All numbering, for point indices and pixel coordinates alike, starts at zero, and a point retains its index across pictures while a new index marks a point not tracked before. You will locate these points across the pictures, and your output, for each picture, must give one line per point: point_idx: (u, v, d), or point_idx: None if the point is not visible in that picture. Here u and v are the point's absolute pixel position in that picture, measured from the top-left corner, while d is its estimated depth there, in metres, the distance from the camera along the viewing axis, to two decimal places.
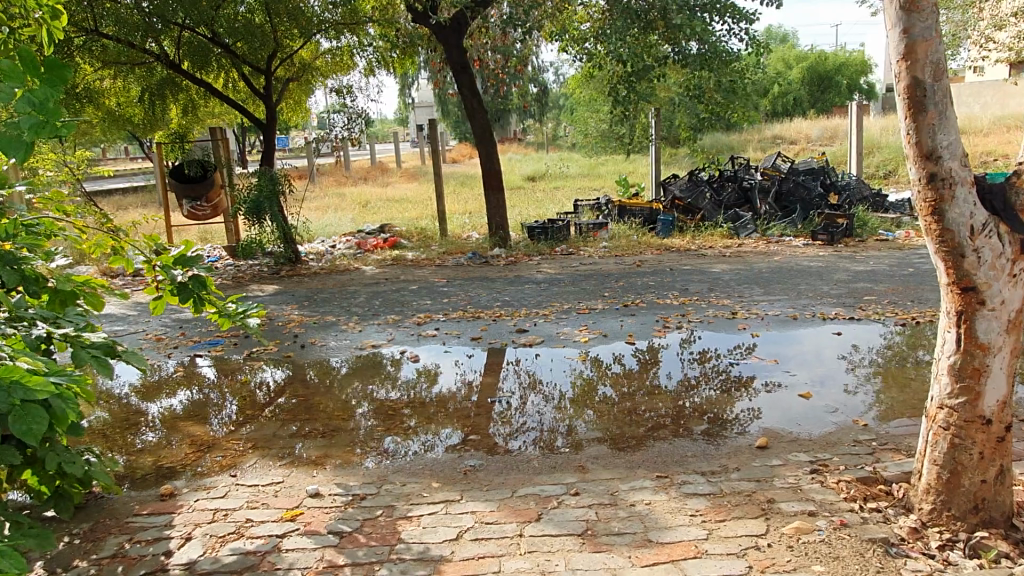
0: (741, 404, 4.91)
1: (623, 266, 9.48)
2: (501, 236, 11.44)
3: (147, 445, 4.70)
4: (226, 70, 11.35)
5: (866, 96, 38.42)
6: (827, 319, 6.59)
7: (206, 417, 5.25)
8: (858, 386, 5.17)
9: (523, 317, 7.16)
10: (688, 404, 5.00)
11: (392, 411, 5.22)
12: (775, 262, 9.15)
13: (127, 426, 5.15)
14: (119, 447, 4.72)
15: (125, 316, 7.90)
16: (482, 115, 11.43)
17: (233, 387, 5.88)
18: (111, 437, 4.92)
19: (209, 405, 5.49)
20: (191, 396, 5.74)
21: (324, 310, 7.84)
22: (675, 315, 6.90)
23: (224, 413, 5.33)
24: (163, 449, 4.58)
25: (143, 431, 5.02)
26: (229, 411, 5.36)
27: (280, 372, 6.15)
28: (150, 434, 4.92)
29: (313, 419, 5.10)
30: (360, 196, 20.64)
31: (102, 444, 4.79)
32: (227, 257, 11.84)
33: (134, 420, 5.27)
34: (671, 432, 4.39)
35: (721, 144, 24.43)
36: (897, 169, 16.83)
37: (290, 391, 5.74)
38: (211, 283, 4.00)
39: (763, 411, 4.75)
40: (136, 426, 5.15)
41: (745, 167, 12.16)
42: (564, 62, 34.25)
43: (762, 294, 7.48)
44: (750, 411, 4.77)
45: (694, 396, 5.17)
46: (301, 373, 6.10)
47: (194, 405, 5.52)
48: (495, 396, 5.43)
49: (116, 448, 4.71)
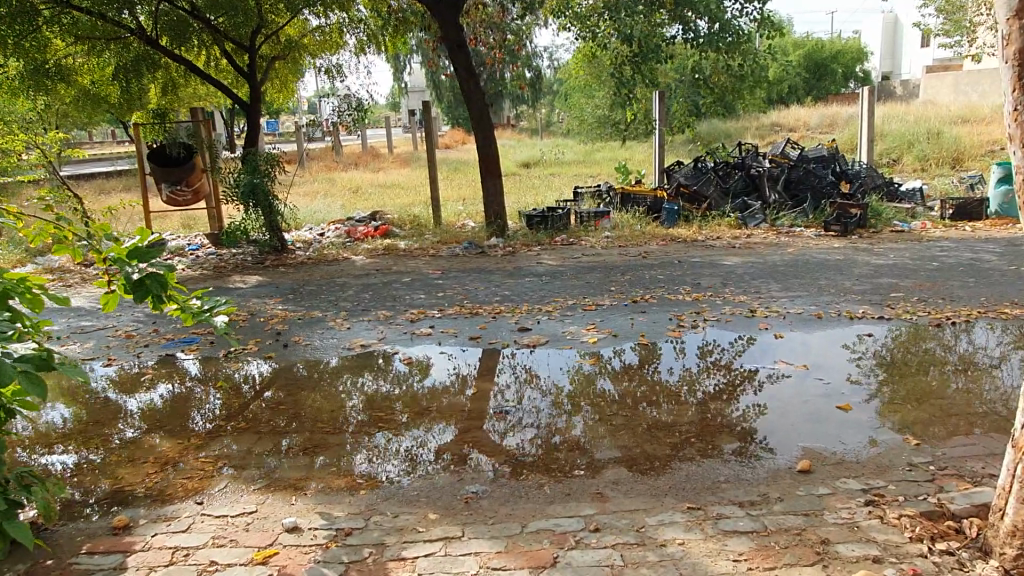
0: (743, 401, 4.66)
1: (628, 257, 9.00)
2: (499, 225, 10.87)
3: (110, 457, 4.20)
4: (208, 47, 10.80)
5: (861, 84, 38.13)
6: (855, 319, 6.07)
7: (185, 419, 4.79)
8: (863, 376, 4.97)
9: (524, 313, 6.64)
10: (726, 412, 4.48)
11: (385, 418, 4.70)
12: (788, 254, 8.66)
13: (98, 429, 4.69)
14: (88, 455, 4.27)
15: (95, 311, 7.33)
16: (479, 97, 10.78)
17: (218, 380, 5.48)
18: (79, 442, 4.49)
19: (192, 403, 5.05)
20: (170, 392, 5.31)
21: (309, 304, 7.30)
22: (689, 313, 6.38)
23: (208, 407, 4.97)
24: (128, 463, 4.08)
25: (116, 434, 4.58)
26: (212, 405, 4.99)
27: (267, 365, 5.75)
28: (122, 440, 4.46)
29: (296, 428, 4.55)
30: (350, 182, 20.06)
31: (61, 454, 4.31)
32: (209, 245, 11.23)
33: (107, 421, 4.81)
34: (699, 450, 3.89)
35: (719, 132, 23.95)
36: (902, 157, 16.39)
37: (279, 383, 5.38)
38: (173, 277, 3.49)
39: (772, 408, 4.51)
40: (108, 427, 4.71)
41: (754, 153, 11.57)
42: (558, 46, 33.65)
43: (781, 289, 6.98)
44: (755, 406, 4.56)
45: (735, 405, 4.59)
46: (290, 367, 5.69)
47: (171, 404, 5.04)
48: (496, 402, 4.89)
49: (86, 454, 4.29)
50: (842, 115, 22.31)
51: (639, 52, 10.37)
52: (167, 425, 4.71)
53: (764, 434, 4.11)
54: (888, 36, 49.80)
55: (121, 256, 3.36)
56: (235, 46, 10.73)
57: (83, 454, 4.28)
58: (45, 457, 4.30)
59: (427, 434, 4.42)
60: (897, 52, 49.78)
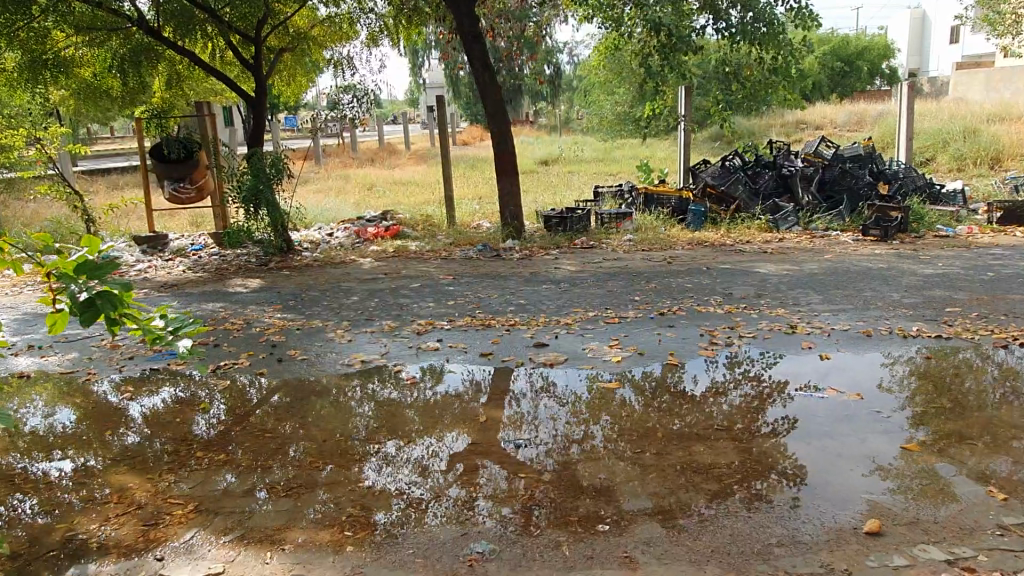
0: (783, 427, 4.16)
1: (652, 262, 8.42)
2: (515, 226, 10.31)
3: (81, 490, 3.76)
4: (212, 39, 10.35)
5: (887, 81, 37.25)
6: (910, 337, 5.46)
7: (189, 424, 4.60)
8: (896, 384, 4.70)
9: (541, 326, 6.09)
10: (753, 427, 4.18)
11: (377, 446, 4.18)
12: (826, 261, 8.04)
13: (92, 439, 4.45)
14: (89, 460, 4.15)
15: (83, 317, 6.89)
16: (494, 89, 10.20)
17: (220, 384, 5.21)
18: (74, 454, 4.25)
19: (194, 411, 4.79)
20: (173, 395, 5.08)
21: (310, 312, 6.79)
22: (723, 328, 5.79)
23: (211, 413, 4.76)
24: (101, 495, 3.69)
25: (117, 444, 4.36)
26: (217, 411, 4.78)
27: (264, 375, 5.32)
28: (126, 445, 4.33)
29: (282, 459, 4.03)
30: (365, 178, 19.66)
31: (30, 484, 3.90)
32: (212, 244, 10.77)
33: (107, 427, 4.61)
34: (743, 502, 3.33)
35: (742, 129, 23.27)
36: (937, 156, 15.63)
37: (283, 387, 5.09)
38: (132, 295, 2.71)
39: (800, 422, 4.21)
40: (109, 433, 4.51)
41: (786, 152, 10.96)
42: (579, 42, 33.05)
43: (822, 301, 6.38)
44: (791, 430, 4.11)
45: (760, 426, 4.21)
46: (289, 378, 5.24)
47: (167, 417, 4.72)
48: (509, 433, 4.31)
49: (89, 458, 4.17)
50: (871, 111, 21.53)
51: (666, 41, 9.89)
52: (173, 432, 4.48)
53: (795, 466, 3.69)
54: (915, 31, 48.65)
55: (66, 272, 2.60)
56: (242, 38, 10.29)
57: (84, 459, 4.16)
58: (43, 463, 4.15)
59: (439, 441, 4.22)
60: (924, 48, 48.58)
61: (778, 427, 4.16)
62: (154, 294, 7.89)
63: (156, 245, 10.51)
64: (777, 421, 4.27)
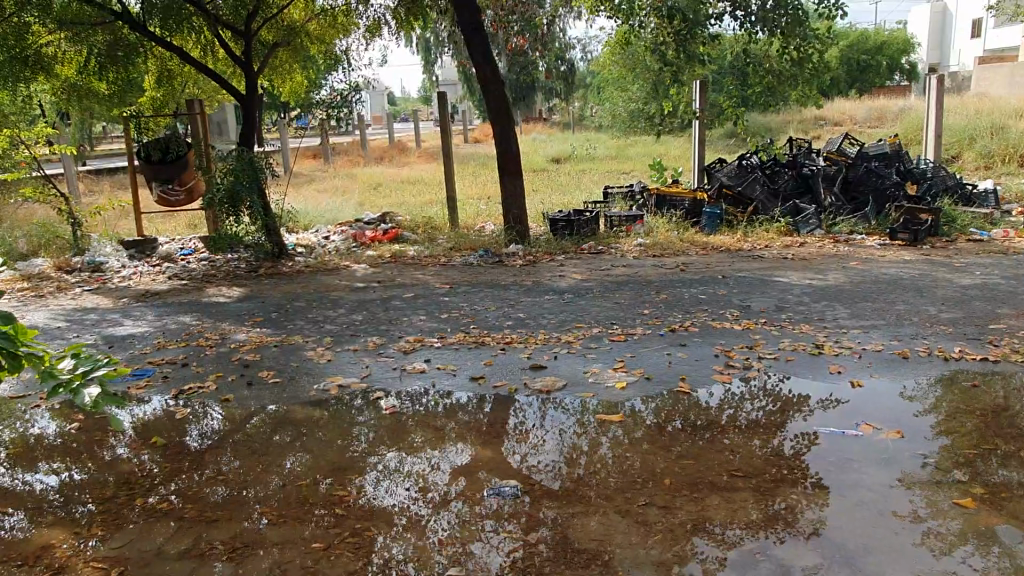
0: (809, 472, 3.60)
1: (663, 270, 7.87)
2: (519, 230, 9.75)
3: (58, 516, 3.54)
4: (201, 34, 9.94)
5: (907, 76, 36.33)
6: (952, 360, 4.84)
7: (183, 434, 4.40)
8: (918, 415, 4.17)
9: (539, 345, 5.54)
10: (768, 469, 3.65)
11: (345, 492, 3.66)
12: (853, 270, 7.45)
13: (33, 477, 3.99)
14: (76, 472, 4.00)
15: (52, 332, 6.43)
16: (497, 85, 9.63)
17: (181, 410, 4.71)
18: (9, 496, 3.77)
19: (144, 444, 4.29)
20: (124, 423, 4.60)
21: (292, 326, 6.29)
22: (741, 348, 5.22)
23: (162, 445, 4.26)
24: (83, 515, 3.53)
25: (52, 485, 3.86)
26: (167, 443, 4.28)
27: (227, 399, 4.81)
28: (66, 484, 3.87)
29: (233, 512, 3.48)
30: (370, 177, 19.18)
31: None
32: (202, 248, 10.28)
33: (86, 444, 4.35)
34: (778, 555, 2.96)
35: (760, 126, 22.60)
36: (962, 154, 14.90)
37: (247, 414, 4.60)
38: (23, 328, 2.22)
39: (811, 463, 3.70)
40: (92, 447, 4.30)
41: (806, 151, 10.32)
42: (592, 37, 32.42)
43: (850, 316, 5.79)
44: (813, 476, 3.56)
45: (782, 458, 3.77)
46: (255, 403, 4.73)
47: (118, 451, 4.23)
48: (496, 476, 3.75)
49: (75, 470, 4.03)
50: (890, 108, 20.75)
51: (678, 29, 9.41)
52: (135, 462, 4.09)
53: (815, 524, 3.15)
54: (936, 26, 47.48)
55: None
56: (231, 32, 9.89)
57: (71, 471, 4.02)
58: (28, 475, 4.02)
59: (443, 453, 4.04)
60: (946, 43, 47.43)
61: (800, 470, 3.62)
62: (132, 304, 7.43)
63: (145, 249, 10.06)
64: (799, 462, 3.72)
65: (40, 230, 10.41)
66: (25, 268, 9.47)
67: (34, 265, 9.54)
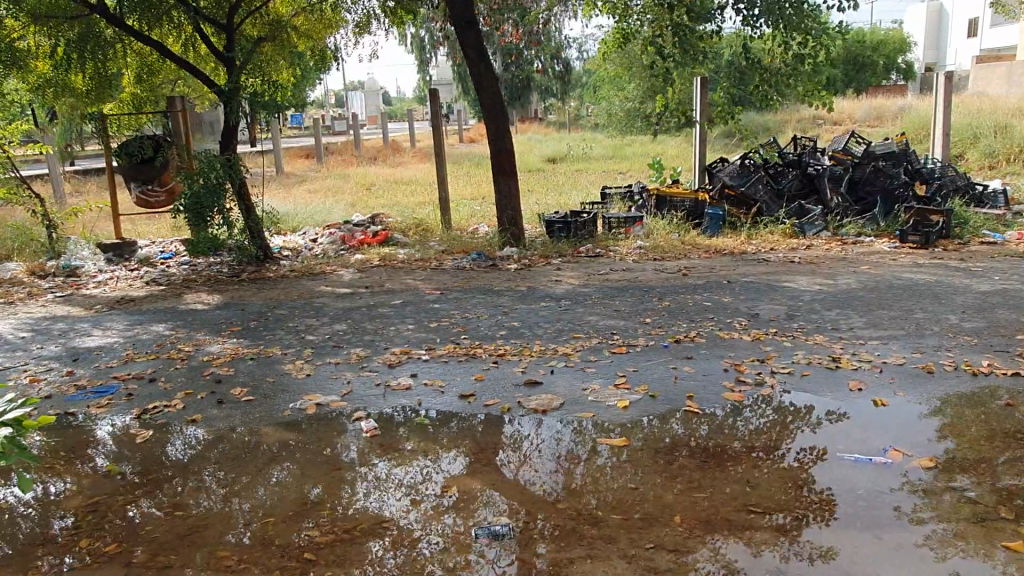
0: (830, 509, 3.23)
1: (665, 274, 7.51)
2: (514, 232, 9.38)
3: (34, 531, 3.34)
4: (181, 27, 9.56)
5: (903, 76, 36.04)
6: (981, 375, 4.48)
7: (164, 444, 4.14)
8: (951, 441, 3.78)
9: (534, 358, 5.16)
10: (790, 507, 3.26)
11: (312, 511, 3.40)
12: (864, 274, 7.08)
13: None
14: (39, 491, 3.70)
15: (14, 345, 6.02)
16: (491, 83, 9.22)
17: (140, 432, 4.29)
18: None
19: (93, 472, 3.86)
20: (76, 446, 4.17)
21: (271, 336, 5.90)
22: (751, 362, 4.84)
23: (114, 473, 3.84)
24: (43, 539, 3.26)
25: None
26: (122, 470, 3.87)
27: (192, 422, 4.38)
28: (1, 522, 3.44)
29: (188, 556, 3.09)
30: (363, 177, 18.80)
31: None
32: (184, 252, 9.87)
33: (45, 463, 3.99)
34: None
35: (758, 125, 22.29)
36: (967, 152, 14.56)
37: (212, 437, 4.18)
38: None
39: (837, 497, 3.33)
40: (37, 475, 3.88)
41: (811, 150, 9.94)
42: (588, 36, 32.04)
43: (867, 326, 5.42)
44: (825, 494, 3.35)
45: (803, 490, 3.39)
46: (223, 425, 4.32)
47: (66, 479, 3.81)
48: (498, 497, 3.49)
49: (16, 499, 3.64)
50: (891, 106, 20.41)
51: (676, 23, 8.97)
52: (84, 494, 3.65)
53: (824, 555, 2.92)
54: (932, 25, 47.19)
55: None
56: (213, 26, 9.51)
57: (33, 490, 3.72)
58: None
59: (416, 472, 3.75)
60: (942, 42, 47.16)
61: (827, 505, 3.25)
62: (105, 312, 7.03)
63: (123, 253, 9.64)
64: (827, 497, 3.33)
65: (15, 232, 10.01)
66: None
67: (6, 270, 9.11)
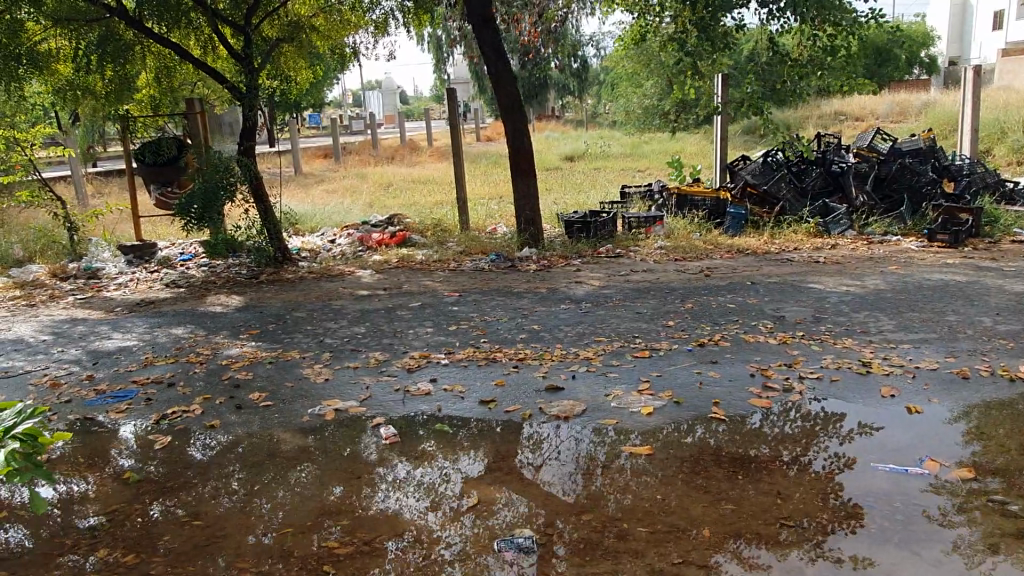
0: (865, 522, 3.11)
1: (687, 275, 7.38)
2: (532, 233, 9.28)
3: (63, 534, 3.33)
4: (198, 28, 9.55)
5: (926, 70, 35.49)
6: (1018, 381, 4.33)
7: (190, 446, 4.12)
8: (990, 451, 3.64)
9: (556, 362, 5.07)
10: (821, 519, 3.15)
11: (330, 520, 3.34)
12: (892, 275, 6.91)
13: (15, 502, 3.67)
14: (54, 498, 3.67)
15: (34, 349, 6.02)
16: (509, 82, 9.12)
17: (158, 437, 4.25)
18: None
19: (111, 479, 3.82)
20: (94, 451, 4.14)
21: (289, 339, 5.85)
22: (778, 367, 4.72)
23: (131, 480, 3.80)
24: (58, 548, 3.21)
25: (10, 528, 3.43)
26: (139, 476, 3.83)
27: (208, 427, 4.34)
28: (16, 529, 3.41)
29: (206, 568, 3.03)
30: (380, 177, 18.78)
31: None
32: (201, 254, 9.87)
33: (66, 468, 3.97)
34: None
35: (779, 121, 22.01)
36: (995, 148, 14.26)
37: (229, 443, 4.13)
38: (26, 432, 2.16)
39: (875, 509, 3.21)
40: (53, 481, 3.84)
41: (835, 148, 9.76)
42: (605, 33, 31.79)
43: (898, 329, 5.27)
44: (858, 504, 3.25)
45: (834, 502, 3.28)
46: (240, 430, 4.27)
47: (81, 486, 3.77)
48: (519, 506, 3.41)
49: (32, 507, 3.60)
50: (915, 100, 20.07)
51: (697, 17, 8.81)
52: (102, 501, 3.61)
53: (863, 568, 2.83)
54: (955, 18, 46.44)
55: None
56: (231, 28, 9.51)
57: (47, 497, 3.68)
58: None
59: (434, 478, 3.68)
60: (966, 36, 46.38)
61: (862, 518, 3.14)
62: (124, 315, 7.03)
63: (142, 255, 9.65)
64: (860, 510, 3.21)
65: (37, 235, 10.07)
66: (20, 274, 9.12)
67: (29, 271, 9.19)
